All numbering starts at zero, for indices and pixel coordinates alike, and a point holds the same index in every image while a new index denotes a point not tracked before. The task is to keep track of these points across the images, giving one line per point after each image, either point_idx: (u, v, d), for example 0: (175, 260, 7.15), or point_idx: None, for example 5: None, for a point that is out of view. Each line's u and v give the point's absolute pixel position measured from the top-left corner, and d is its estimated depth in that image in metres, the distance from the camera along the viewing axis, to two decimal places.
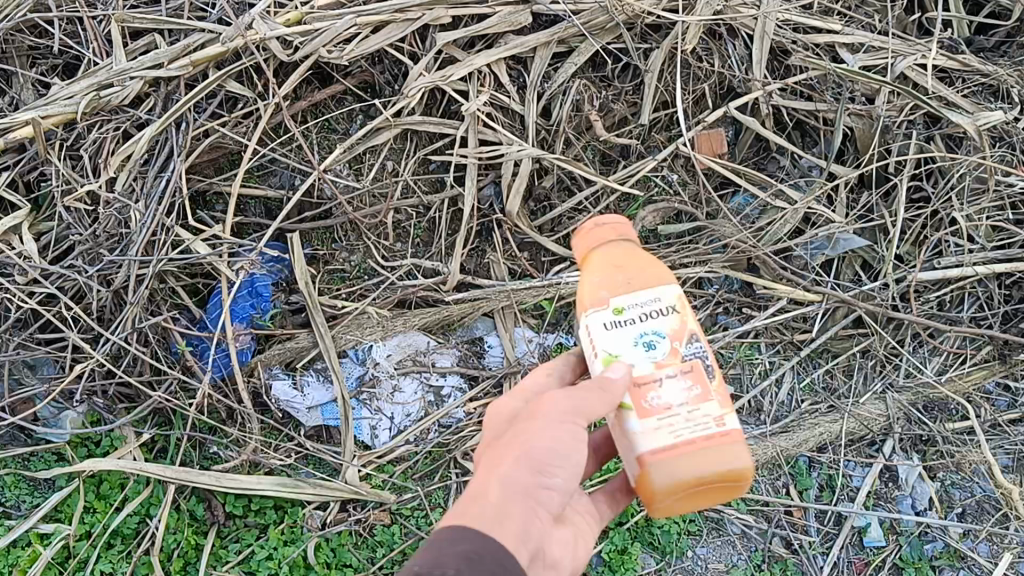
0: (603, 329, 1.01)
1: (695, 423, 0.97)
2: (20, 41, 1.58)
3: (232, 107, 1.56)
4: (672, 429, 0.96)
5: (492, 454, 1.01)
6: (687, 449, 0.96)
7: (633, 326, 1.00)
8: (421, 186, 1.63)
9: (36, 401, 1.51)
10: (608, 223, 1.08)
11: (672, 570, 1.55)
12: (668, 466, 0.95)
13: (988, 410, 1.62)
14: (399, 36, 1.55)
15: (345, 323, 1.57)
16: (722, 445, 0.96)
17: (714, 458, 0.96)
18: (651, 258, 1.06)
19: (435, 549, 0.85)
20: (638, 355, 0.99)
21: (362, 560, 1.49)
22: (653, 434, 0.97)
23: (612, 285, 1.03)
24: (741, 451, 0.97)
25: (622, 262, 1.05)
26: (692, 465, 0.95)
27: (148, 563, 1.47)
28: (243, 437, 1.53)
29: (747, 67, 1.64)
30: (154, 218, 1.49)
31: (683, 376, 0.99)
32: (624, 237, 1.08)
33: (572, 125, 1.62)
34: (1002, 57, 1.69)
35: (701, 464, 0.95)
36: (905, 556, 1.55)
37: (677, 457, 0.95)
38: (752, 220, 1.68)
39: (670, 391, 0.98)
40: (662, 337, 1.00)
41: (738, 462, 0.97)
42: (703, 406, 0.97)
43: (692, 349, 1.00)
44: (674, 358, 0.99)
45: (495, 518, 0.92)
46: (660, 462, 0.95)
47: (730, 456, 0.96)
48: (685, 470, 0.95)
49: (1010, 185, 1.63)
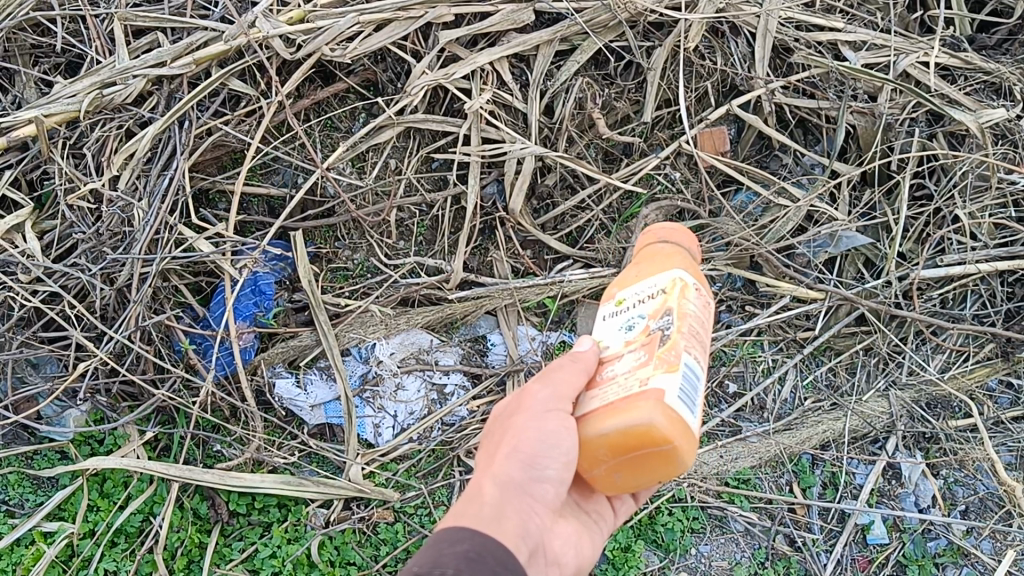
0: (604, 319, 1.06)
1: (625, 384, 0.95)
2: (23, 40, 1.58)
3: (235, 105, 1.56)
4: (605, 395, 0.97)
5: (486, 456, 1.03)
6: (610, 410, 0.95)
7: (624, 312, 1.03)
8: (424, 185, 1.63)
9: (38, 400, 1.52)
10: (655, 227, 1.12)
11: (675, 568, 1.55)
12: (591, 426, 0.97)
13: (990, 408, 1.62)
14: (402, 34, 1.55)
15: (348, 321, 1.58)
16: (633, 404, 0.93)
17: (624, 415, 0.93)
18: (674, 254, 1.05)
19: (434, 550, 0.86)
20: (616, 335, 1.02)
21: (366, 558, 1.49)
22: (591, 399, 0.99)
23: (623, 281, 1.07)
24: (653, 409, 0.91)
25: (643, 259, 1.08)
26: (606, 424, 0.95)
27: (152, 561, 1.46)
28: (246, 435, 1.53)
29: (750, 65, 1.64)
30: (157, 216, 1.49)
31: (636, 347, 0.97)
32: (660, 236, 1.09)
33: (575, 122, 1.62)
34: (1003, 55, 1.69)
35: (610, 421, 0.94)
36: (907, 554, 1.55)
37: (597, 417, 0.96)
38: (755, 218, 1.68)
39: (625, 363, 0.98)
40: (642, 318, 1.00)
41: (649, 418, 0.91)
42: (638, 370, 0.95)
43: (661, 323, 0.97)
44: (641, 334, 0.98)
45: (491, 517, 0.93)
46: (586, 422, 0.98)
47: (639, 412, 0.92)
48: (602, 428, 0.95)
49: (1013, 182, 1.62)
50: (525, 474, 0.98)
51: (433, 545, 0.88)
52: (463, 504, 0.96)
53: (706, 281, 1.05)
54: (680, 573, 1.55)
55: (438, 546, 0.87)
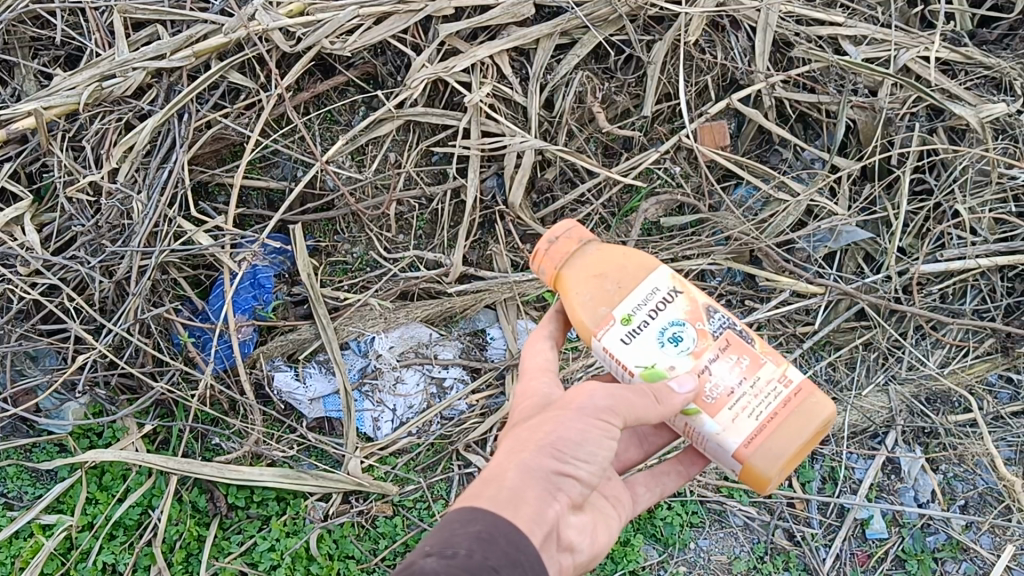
0: (623, 344, 1.04)
1: (768, 393, 1.03)
2: (22, 32, 1.57)
3: (235, 99, 1.56)
4: (748, 412, 1.02)
5: (517, 438, 1.02)
6: (772, 422, 1.02)
7: (650, 328, 1.04)
8: (423, 178, 1.62)
9: (38, 392, 1.52)
10: (566, 232, 1.10)
11: (675, 562, 1.55)
12: (764, 448, 1.01)
13: (990, 403, 1.62)
14: (402, 27, 1.55)
15: (348, 315, 1.58)
16: (798, 401, 1.03)
17: (803, 416, 1.03)
18: (627, 250, 1.10)
19: (446, 531, 0.88)
20: (672, 352, 1.04)
21: (364, 551, 1.49)
22: (736, 426, 1.01)
23: (607, 299, 1.06)
24: (822, 398, 1.04)
25: (600, 269, 1.08)
26: (795, 435, 1.02)
27: (150, 554, 1.46)
28: (245, 428, 1.53)
29: (750, 59, 1.63)
30: (156, 209, 1.49)
31: (726, 354, 1.04)
32: (586, 239, 1.11)
33: (575, 116, 1.62)
34: (1004, 50, 1.69)
35: (798, 429, 1.02)
36: (907, 548, 1.55)
37: (768, 435, 1.01)
38: (755, 212, 1.69)
39: (723, 375, 1.03)
40: (684, 324, 1.04)
41: (825, 408, 1.04)
42: (760, 374, 1.03)
43: (719, 321, 1.05)
44: (710, 339, 1.04)
45: (512, 502, 0.93)
46: (754, 449, 1.01)
47: (815, 408, 1.03)
48: (782, 441, 1.01)
49: (1013, 177, 1.62)
50: (557, 466, 0.98)
51: (446, 524, 0.90)
52: (486, 483, 0.97)
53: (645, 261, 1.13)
54: (680, 567, 1.55)
55: (450, 526, 0.89)
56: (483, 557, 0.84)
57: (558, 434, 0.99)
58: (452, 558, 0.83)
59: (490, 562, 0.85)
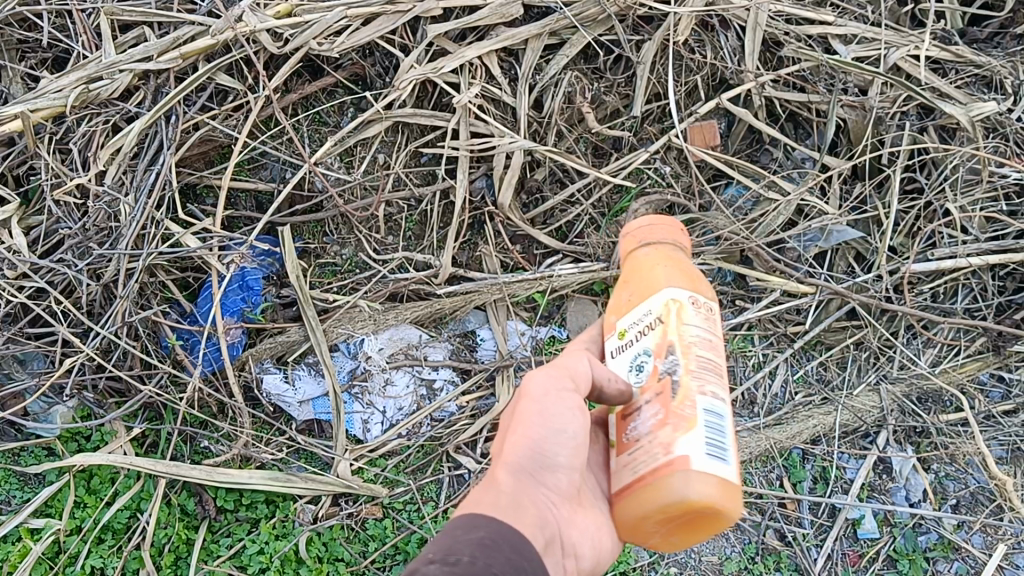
0: (612, 355, 1.05)
1: (652, 455, 0.93)
2: (9, 35, 1.56)
3: (222, 100, 1.55)
4: (634, 465, 0.95)
5: (497, 443, 1.03)
6: (641, 486, 0.94)
7: (630, 348, 1.02)
8: (412, 179, 1.62)
9: (26, 395, 1.51)
10: (640, 228, 1.09)
11: (666, 563, 1.54)
12: (627, 505, 0.96)
13: (981, 402, 1.61)
14: (391, 27, 1.54)
15: (337, 316, 1.57)
16: (663, 476, 0.91)
17: (660, 493, 0.91)
18: (665, 265, 1.03)
19: (449, 539, 0.87)
20: (629, 377, 1.00)
21: (354, 554, 1.49)
22: (621, 472, 0.98)
23: (618, 307, 1.05)
24: (691, 487, 0.88)
25: (630, 275, 1.06)
26: (643, 506, 0.93)
27: (139, 557, 1.46)
28: (234, 431, 1.52)
29: (740, 58, 1.63)
30: (144, 211, 1.49)
31: (654, 400, 0.95)
32: (646, 241, 1.07)
33: (564, 117, 1.61)
34: (995, 48, 1.68)
35: (648, 501, 0.93)
36: (899, 548, 1.55)
37: (631, 494, 0.95)
38: (745, 212, 1.67)
39: (642, 419, 0.96)
40: (649, 355, 0.98)
41: (684, 494, 0.89)
42: (658, 432, 0.93)
43: (667, 364, 0.95)
44: (652, 378, 0.96)
45: (512, 505, 0.94)
46: (623, 501, 0.97)
47: (673, 491, 0.89)
48: (640, 508, 0.94)
49: (1005, 176, 1.61)
50: (535, 462, 0.99)
51: (449, 533, 0.89)
52: (479, 491, 0.97)
53: (700, 283, 1.03)
54: (671, 568, 1.54)
55: (452, 534, 0.88)
56: (487, 563, 0.84)
57: (526, 420, 1.00)
58: (457, 564, 0.82)
59: (495, 569, 0.84)
